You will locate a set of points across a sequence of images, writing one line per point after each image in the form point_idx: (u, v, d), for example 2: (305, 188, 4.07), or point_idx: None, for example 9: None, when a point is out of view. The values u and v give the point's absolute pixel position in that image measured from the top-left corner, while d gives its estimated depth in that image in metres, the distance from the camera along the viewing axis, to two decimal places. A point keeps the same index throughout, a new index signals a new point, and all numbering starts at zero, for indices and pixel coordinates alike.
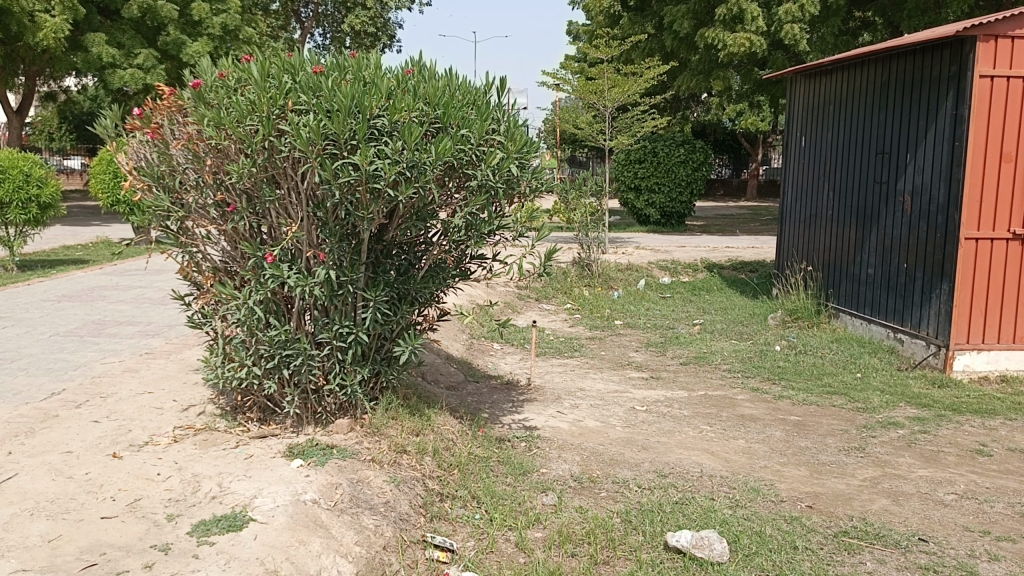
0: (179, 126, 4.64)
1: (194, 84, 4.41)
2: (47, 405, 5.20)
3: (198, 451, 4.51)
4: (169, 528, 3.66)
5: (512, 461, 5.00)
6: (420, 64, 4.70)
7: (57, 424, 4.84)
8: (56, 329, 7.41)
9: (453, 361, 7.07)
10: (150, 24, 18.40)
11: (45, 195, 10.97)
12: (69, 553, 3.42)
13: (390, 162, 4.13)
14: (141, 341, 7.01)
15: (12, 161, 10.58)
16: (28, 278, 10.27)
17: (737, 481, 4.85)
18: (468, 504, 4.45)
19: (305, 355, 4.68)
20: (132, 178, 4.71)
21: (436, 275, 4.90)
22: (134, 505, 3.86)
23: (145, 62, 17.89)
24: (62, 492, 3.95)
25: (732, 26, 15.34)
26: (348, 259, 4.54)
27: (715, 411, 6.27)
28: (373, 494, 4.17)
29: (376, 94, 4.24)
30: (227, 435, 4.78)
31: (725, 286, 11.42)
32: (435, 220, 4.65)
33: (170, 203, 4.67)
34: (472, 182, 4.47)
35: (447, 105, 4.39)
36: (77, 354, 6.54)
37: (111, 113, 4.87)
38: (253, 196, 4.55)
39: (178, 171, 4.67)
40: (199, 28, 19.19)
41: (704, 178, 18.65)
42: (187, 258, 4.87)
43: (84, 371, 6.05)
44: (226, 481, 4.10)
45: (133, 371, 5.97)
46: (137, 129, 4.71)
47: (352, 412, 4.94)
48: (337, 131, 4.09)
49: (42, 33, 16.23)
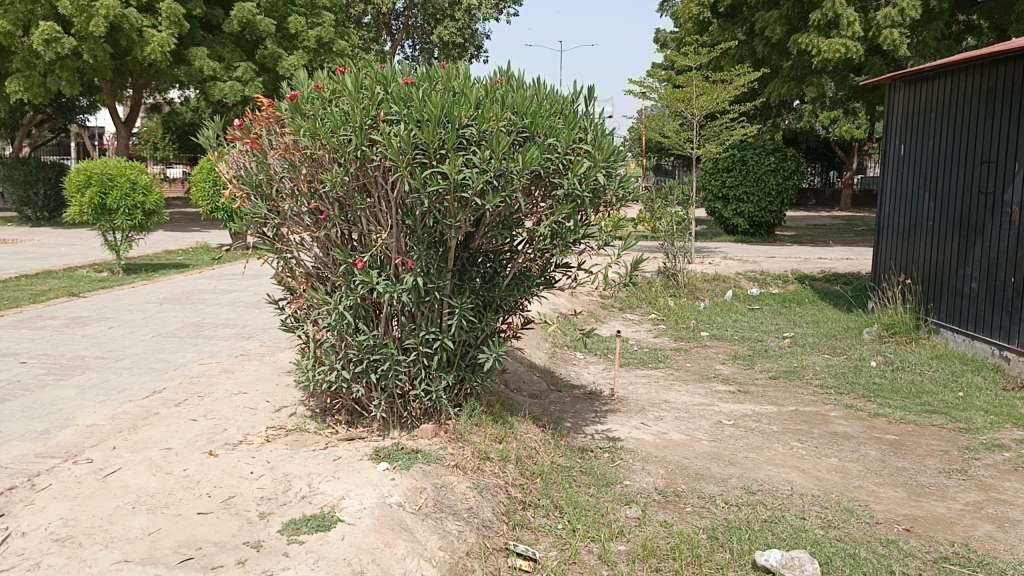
0: (277, 137, 4.78)
1: (292, 96, 4.56)
2: (149, 403, 5.44)
3: (289, 452, 4.63)
4: (261, 526, 3.77)
5: (595, 472, 4.97)
6: (508, 74, 4.73)
7: (157, 422, 5.07)
8: (158, 330, 7.75)
9: (536, 370, 7.07)
10: (249, 38, 19.23)
11: (150, 201, 11.47)
12: (167, 547, 3.55)
13: (477, 172, 4.15)
14: (236, 344, 7.25)
15: (120, 169, 11.22)
16: (133, 281, 10.77)
17: (829, 501, 4.69)
18: (551, 513, 4.45)
19: (392, 360, 4.76)
20: (232, 186, 4.88)
21: (520, 284, 4.91)
22: (229, 502, 4.00)
23: (244, 75, 18.62)
24: (162, 487, 4.12)
25: (827, 32, 14.93)
26: (434, 266, 4.60)
27: (806, 428, 6.09)
28: (456, 500, 4.21)
29: (465, 104, 4.30)
30: (317, 436, 4.90)
31: (817, 299, 11.08)
32: (521, 228, 4.66)
33: (267, 211, 4.84)
34: (558, 191, 4.47)
35: (535, 114, 4.42)
36: (177, 355, 6.83)
37: (214, 124, 5.07)
38: (345, 204, 4.67)
39: (274, 179, 4.82)
40: (296, 42, 19.90)
41: (796, 187, 18.12)
42: (282, 263, 5.03)
43: (183, 371, 6.31)
44: (315, 482, 4.20)
45: (229, 372, 6.20)
46: (238, 139, 4.89)
47: (437, 418, 5.00)
48: (427, 141, 4.15)
49: (150, 47, 17.06)
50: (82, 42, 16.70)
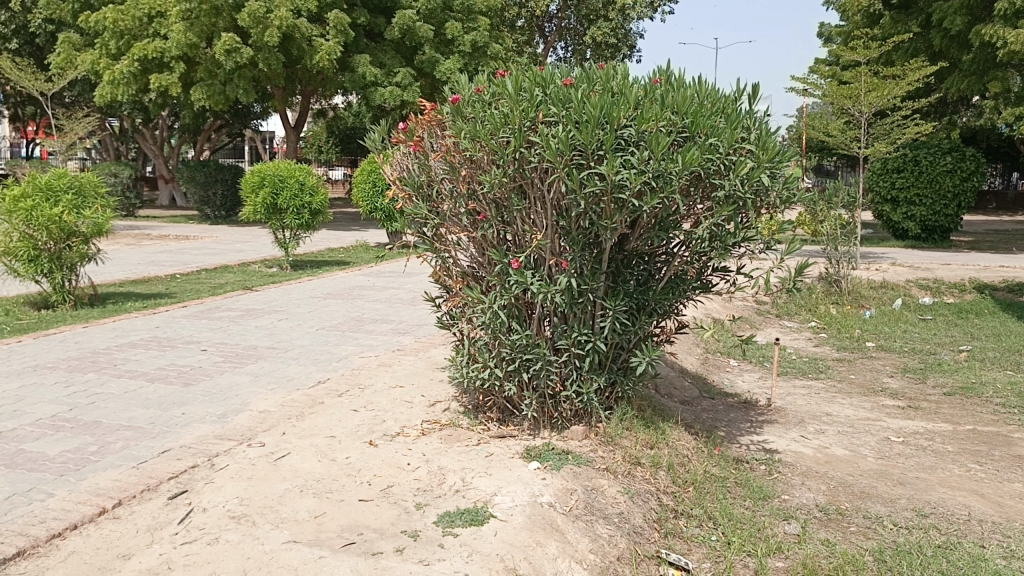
0: (438, 139, 4.90)
1: (454, 99, 4.67)
2: (314, 393, 5.74)
3: (444, 446, 4.76)
4: (418, 516, 3.89)
5: (751, 484, 4.80)
6: (668, 73, 4.65)
7: (322, 411, 5.34)
8: (322, 324, 8.17)
9: (688, 376, 6.92)
10: (410, 44, 19.96)
11: (316, 201, 12.12)
12: (331, 530, 3.72)
13: (636, 173, 4.10)
14: (394, 339, 7.54)
15: (290, 171, 11.93)
16: (300, 277, 11.43)
17: (1013, 530, 4.31)
18: (704, 523, 4.33)
19: (544, 361, 4.78)
20: (395, 188, 5.08)
21: (676, 288, 4.83)
22: (388, 491, 4.15)
23: (404, 80, 19.32)
24: (327, 473, 4.33)
25: (1015, 21, 13.74)
26: (588, 268, 4.59)
27: (986, 450, 5.62)
28: (607, 504, 4.18)
29: (624, 104, 4.27)
30: (470, 432, 5.00)
31: (999, 310, 10.22)
32: (678, 230, 4.57)
33: (427, 211, 4.99)
34: (720, 192, 4.34)
35: (696, 114, 4.32)
36: (340, 347, 7.18)
37: (380, 128, 5.28)
38: (502, 205, 4.72)
39: (435, 180, 4.95)
40: (453, 46, 20.46)
41: (975, 189, 16.81)
42: (439, 262, 5.15)
43: (345, 363, 6.63)
44: (469, 477, 4.29)
45: (386, 366, 6.44)
46: (402, 142, 5.07)
47: (587, 420, 4.97)
48: (585, 142, 4.14)
49: (319, 56, 18.04)
50: (258, 52, 17.90)
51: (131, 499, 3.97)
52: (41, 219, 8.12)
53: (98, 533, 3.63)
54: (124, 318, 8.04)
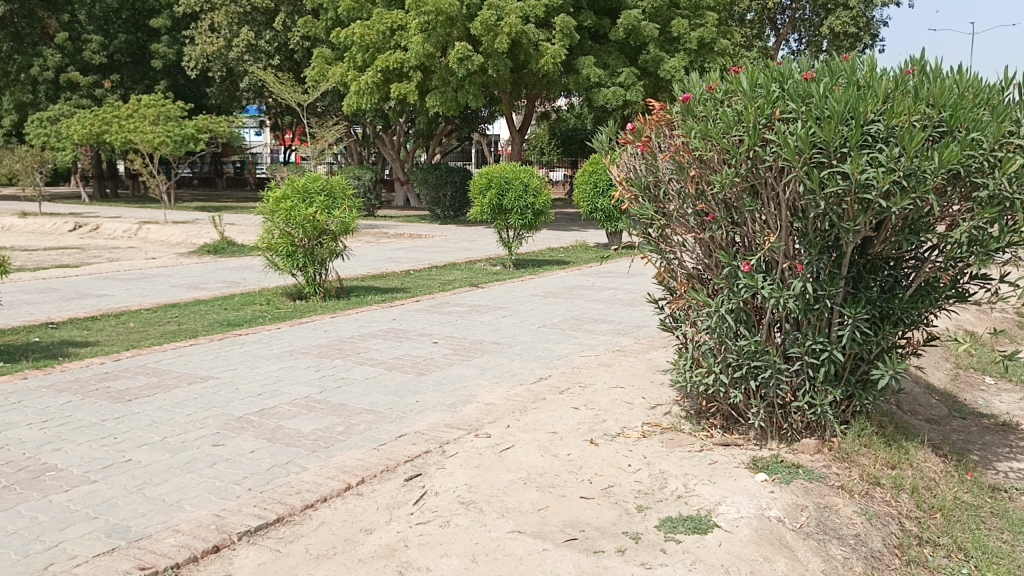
0: (666, 139, 4.82)
1: (684, 98, 4.59)
2: (537, 389, 5.89)
3: (666, 450, 4.69)
4: (639, 518, 3.87)
5: (1010, 517, 4.31)
6: (922, 63, 4.29)
7: (545, 407, 5.46)
8: (544, 321, 8.37)
9: (934, 392, 6.34)
10: (634, 44, 19.95)
11: (539, 202, 12.41)
12: (554, 524, 3.79)
13: (884, 171, 3.83)
14: (614, 339, 7.57)
15: (515, 173, 12.34)
16: (523, 275, 11.78)
17: None
18: (954, 556, 3.95)
19: (774, 369, 4.57)
20: (622, 188, 5.06)
21: (926, 297, 4.44)
22: (609, 490, 4.17)
23: (627, 80, 19.31)
24: (550, 468, 4.43)
25: None
26: (826, 272, 4.34)
27: None
28: (842, 524, 3.92)
29: (872, 98, 3.99)
30: (692, 437, 4.90)
31: None
32: (932, 234, 4.19)
33: (653, 212, 4.92)
34: (982, 192, 3.94)
35: (955, 107, 3.95)
36: (561, 345, 7.31)
37: (608, 128, 5.28)
38: (732, 206, 4.56)
39: (662, 180, 4.87)
40: (678, 44, 20.16)
41: None
42: (663, 263, 5.04)
43: (566, 361, 6.74)
44: (692, 483, 4.21)
45: (606, 365, 6.47)
46: (629, 143, 5.03)
47: (820, 433, 4.69)
48: (827, 138, 3.91)
49: (545, 59, 18.48)
50: (488, 59, 18.69)
51: (372, 478, 4.28)
52: (298, 218, 9.01)
53: (344, 506, 3.95)
54: (365, 310, 8.71)
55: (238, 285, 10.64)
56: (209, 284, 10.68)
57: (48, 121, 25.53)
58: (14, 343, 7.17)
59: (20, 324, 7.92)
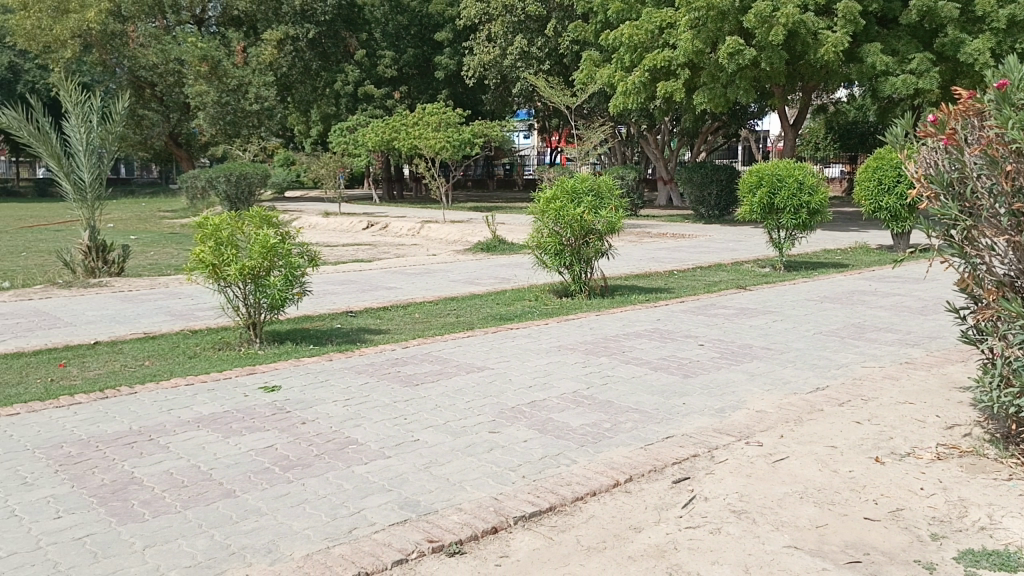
0: (977, 131, 4.32)
1: (1002, 85, 4.11)
2: (813, 398, 5.57)
3: (965, 475, 4.23)
4: (934, 547, 3.52)
5: None
6: None
7: (822, 418, 5.15)
8: (820, 327, 7.90)
9: None
10: (929, 26, 18.21)
11: (815, 201, 11.69)
12: (835, 544, 3.56)
13: None
14: (901, 350, 6.95)
15: (789, 170, 11.80)
16: (796, 278, 11.20)
17: None
18: None
19: None
20: (920, 186, 4.57)
21: None
22: (898, 513, 3.84)
23: (919, 66, 17.66)
24: (828, 484, 4.17)
25: None
26: None
27: None
28: None
29: None
30: (998, 464, 4.35)
31: None
32: None
33: (959, 211, 4.39)
34: None
35: None
36: (840, 354, 6.85)
37: (904, 121, 4.79)
38: None
39: (970, 177, 4.34)
40: (983, 24, 18.08)
41: None
42: (969, 268, 4.48)
43: (846, 371, 6.31)
44: (998, 515, 3.76)
45: (893, 379, 5.97)
46: (930, 135, 4.52)
47: None
48: None
49: (824, 49, 17.41)
50: (762, 52, 18.00)
51: (641, 477, 4.29)
52: (567, 217, 9.27)
53: (613, 502, 4.00)
54: (631, 309, 8.76)
55: (509, 281, 11.17)
56: (483, 280, 11.33)
57: (347, 130, 28.48)
58: (320, 329, 8.10)
59: (325, 311, 8.93)
